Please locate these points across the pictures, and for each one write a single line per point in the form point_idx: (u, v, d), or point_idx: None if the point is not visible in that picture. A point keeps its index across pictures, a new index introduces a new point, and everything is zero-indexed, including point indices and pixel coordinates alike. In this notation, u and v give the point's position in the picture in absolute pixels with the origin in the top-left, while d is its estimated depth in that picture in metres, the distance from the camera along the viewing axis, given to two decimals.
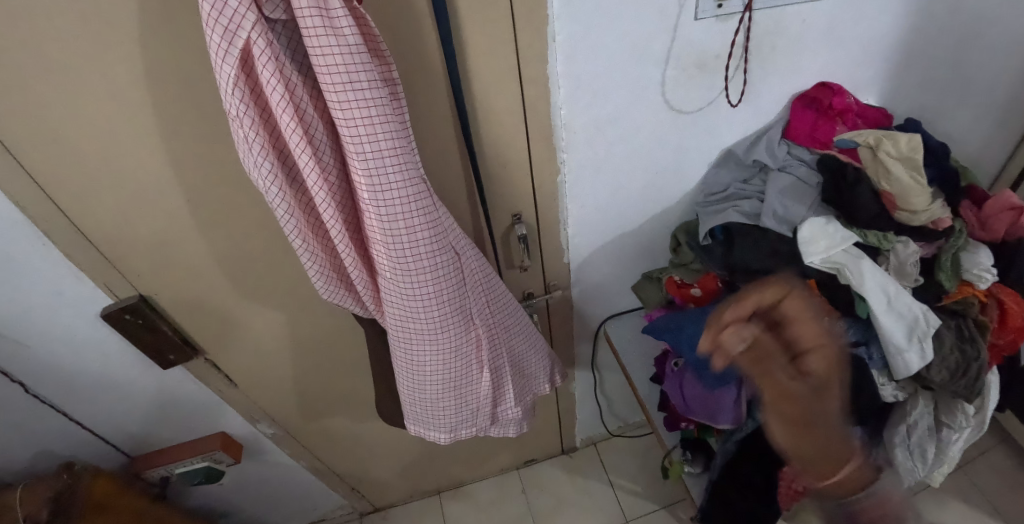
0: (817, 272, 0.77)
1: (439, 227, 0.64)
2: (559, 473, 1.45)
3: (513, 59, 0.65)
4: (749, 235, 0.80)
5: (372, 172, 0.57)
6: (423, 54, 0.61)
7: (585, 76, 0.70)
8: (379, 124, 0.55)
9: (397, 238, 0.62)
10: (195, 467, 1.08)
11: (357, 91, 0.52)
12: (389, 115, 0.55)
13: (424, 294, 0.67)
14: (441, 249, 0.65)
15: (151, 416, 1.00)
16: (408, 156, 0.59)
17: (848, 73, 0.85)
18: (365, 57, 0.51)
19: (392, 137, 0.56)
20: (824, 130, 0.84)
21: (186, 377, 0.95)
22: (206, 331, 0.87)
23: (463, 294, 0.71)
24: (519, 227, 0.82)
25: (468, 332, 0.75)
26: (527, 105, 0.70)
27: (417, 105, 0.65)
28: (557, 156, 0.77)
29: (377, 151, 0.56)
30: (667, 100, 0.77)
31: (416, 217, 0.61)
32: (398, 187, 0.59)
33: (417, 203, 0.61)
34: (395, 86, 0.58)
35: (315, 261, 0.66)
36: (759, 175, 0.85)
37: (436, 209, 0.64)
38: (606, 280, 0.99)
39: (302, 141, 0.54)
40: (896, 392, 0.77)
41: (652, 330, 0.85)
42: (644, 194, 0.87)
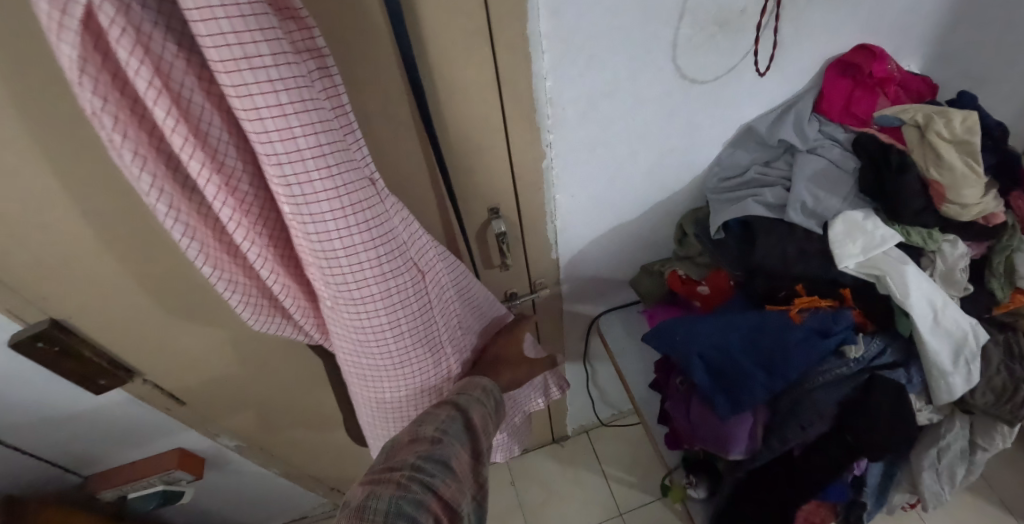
0: (852, 280, 0.64)
1: (394, 243, 0.50)
2: (551, 464, 1.37)
3: (480, 20, 0.49)
4: (773, 232, 0.66)
5: (292, 181, 0.42)
6: (361, 15, 0.45)
7: (576, 39, 0.55)
8: (296, 116, 0.40)
9: (335, 262, 0.48)
10: (151, 491, 0.98)
11: (262, 76, 0.37)
12: (309, 102, 0.41)
13: (377, 325, 0.54)
14: (395, 272, 0.52)
15: (95, 436, 0.89)
16: (341, 155, 0.44)
17: (895, 29, 0.70)
18: (266, 24, 0.36)
19: (315, 132, 0.42)
20: (862, 103, 0.70)
21: (126, 398, 0.83)
22: (139, 349, 0.75)
23: (430, 318, 0.58)
24: (496, 224, 0.68)
25: (436, 359, 0.62)
26: (501, 78, 0.54)
27: (359, 83, 0.51)
28: (542, 138, 0.62)
29: (296, 152, 0.41)
30: (678, 67, 0.62)
31: (359, 236, 0.47)
32: (330, 199, 0.44)
33: (357, 218, 0.47)
34: (322, 61, 0.43)
35: (235, 288, 0.52)
36: (785, 157, 0.71)
37: (388, 221, 0.50)
38: (600, 277, 0.86)
39: (188, 142, 0.39)
40: (934, 415, 0.67)
41: (651, 338, 0.73)
42: (647, 180, 0.73)
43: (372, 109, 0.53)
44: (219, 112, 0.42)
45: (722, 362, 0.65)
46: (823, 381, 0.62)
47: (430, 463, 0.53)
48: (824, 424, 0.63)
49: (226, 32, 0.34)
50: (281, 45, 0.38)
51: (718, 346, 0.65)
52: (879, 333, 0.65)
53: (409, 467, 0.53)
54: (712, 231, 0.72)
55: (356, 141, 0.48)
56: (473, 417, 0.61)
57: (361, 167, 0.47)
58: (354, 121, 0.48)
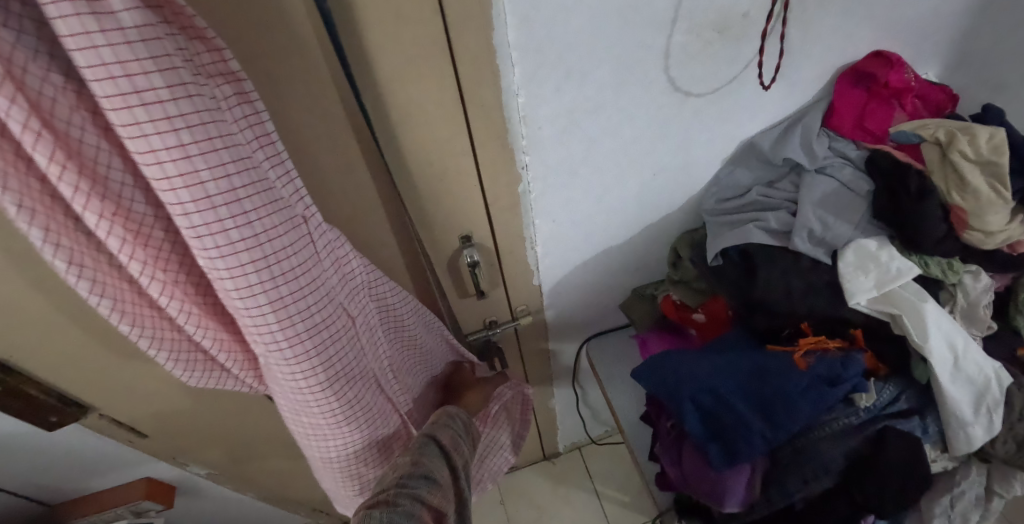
0: (863, 319, 0.58)
1: (323, 288, 0.46)
2: (542, 483, 1.30)
3: (438, 31, 0.42)
4: (778, 264, 0.60)
5: (204, 231, 0.36)
6: (290, 25, 0.39)
7: (552, 50, 0.48)
8: (204, 156, 0.34)
9: (262, 318, 0.42)
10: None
11: (165, 121, 0.32)
12: (219, 140, 0.35)
13: (315, 378, 0.48)
14: (327, 318, 0.47)
15: (52, 469, 0.83)
16: (263, 197, 0.39)
17: (915, 32, 0.62)
18: (160, 50, 0.30)
19: (227, 175, 0.36)
20: (876, 117, 0.63)
21: (82, 432, 0.78)
22: (87, 386, 0.69)
23: (365, 362, 0.54)
24: (468, 252, 0.61)
25: (377, 400, 0.59)
26: (467, 95, 0.48)
27: (299, 104, 0.44)
28: (517, 159, 0.55)
29: (205, 198, 0.35)
30: (672, 79, 0.55)
31: (285, 287, 0.42)
32: (249, 249, 0.38)
33: (283, 266, 0.41)
34: (240, 85, 0.38)
35: (159, 343, 0.48)
36: (790, 177, 0.64)
37: (317, 265, 0.45)
38: (588, 301, 0.79)
39: (81, 190, 0.34)
40: (950, 463, 0.60)
41: (640, 375, 0.67)
42: (637, 201, 0.66)
43: (315, 131, 0.46)
44: (121, 156, 0.36)
45: (717, 409, 0.59)
46: (830, 431, 0.56)
47: (414, 480, 0.54)
48: (829, 478, 0.56)
49: (108, 63, 0.29)
50: (183, 75, 0.32)
51: (712, 391, 0.59)
52: (893, 378, 0.58)
53: (394, 487, 0.53)
54: (709, 258, 0.66)
55: (285, 176, 0.42)
56: (444, 441, 0.63)
57: (290, 207, 0.42)
58: (284, 153, 0.42)
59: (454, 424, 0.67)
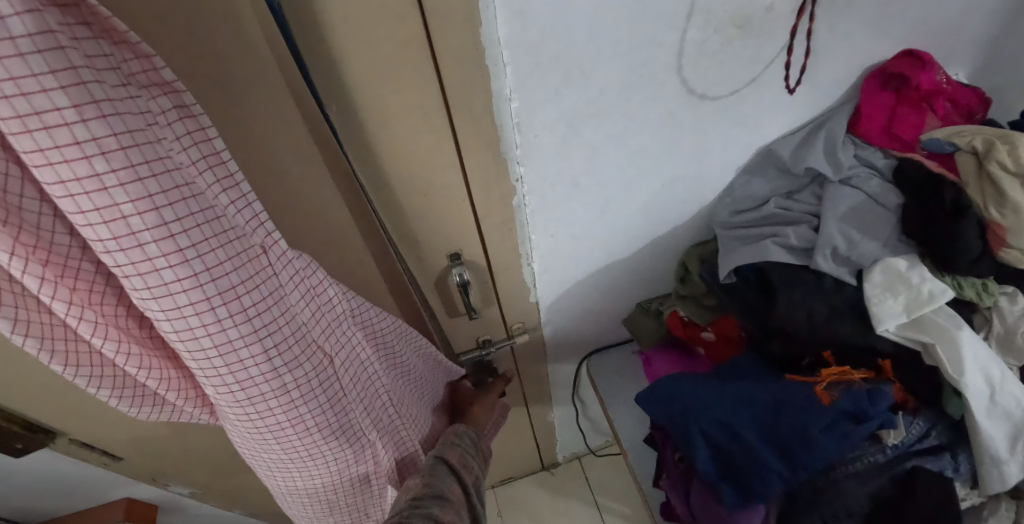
0: (892, 348, 0.53)
1: (289, 331, 0.40)
2: (540, 494, 1.25)
3: (416, 26, 0.36)
4: (798, 286, 0.54)
5: (131, 269, 0.32)
6: (242, 21, 0.33)
7: (550, 50, 0.41)
8: (123, 187, 0.29)
9: (208, 360, 0.38)
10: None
11: (72, 146, 0.27)
12: (145, 167, 0.30)
13: (275, 421, 0.44)
14: (294, 364, 0.41)
15: (23, 489, 0.79)
16: (207, 230, 0.33)
17: (951, 28, 0.57)
18: (61, 62, 0.26)
19: (155, 207, 0.31)
20: (906, 122, 0.57)
21: (54, 455, 0.73)
22: (53, 414, 0.63)
23: (347, 408, 0.48)
24: (459, 271, 0.56)
25: (365, 446, 0.52)
26: (452, 100, 0.42)
27: (258, 109, 0.38)
28: (510, 170, 0.49)
29: (130, 234, 0.31)
30: (685, 81, 0.49)
31: (235, 331, 0.37)
32: (188, 290, 0.34)
33: (232, 309, 0.36)
34: (179, 97, 0.34)
35: (100, 383, 0.43)
36: (812, 188, 0.58)
37: (281, 305, 0.39)
38: (589, 317, 0.74)
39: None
40: (980, 500, 0.55)
41: (644, 401, 0.62)
42: (645, 213, 0.61)
43: (278, 141, 0.41)
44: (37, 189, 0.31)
45: (730, 446, 0.54)
46: (854, 471, 0.51)
47: (427, 499, 0.53)
48: None
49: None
50: (95, 91, 0.27)
51: (725, 425, 0.54)
52: (923, 412, 0.53)
53: (404, 510, 0.52)
54: (721, 276, 0.60)
55: (241, 202, 0.37)
56: (452, 457, 0.60)
57: (243, 239, 0.36)
58: (238, 175, 0.37)
59: (463, 438, 0.63)
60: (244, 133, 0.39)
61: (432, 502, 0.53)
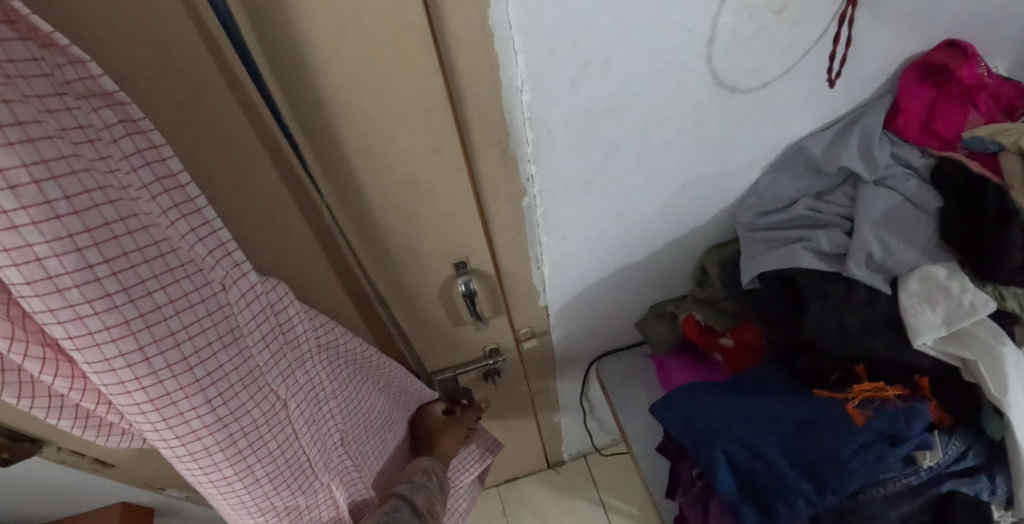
0: (930, 365, 0.49)
1: (237, 377, 0.37)
2: (544, 493, 1.21)
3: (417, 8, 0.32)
4: (830, 296, 0.50)
5: (49, 317, 0.28)
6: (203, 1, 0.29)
7: (568, 36, 0.37)
8: (36, 226, 0.26)
9: (141, 412, 0.34)
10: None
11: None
12: (65, 205, 0.26)
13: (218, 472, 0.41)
14: (241, 412, 0.39)
15: (11, 496, 0.76)
16: (141, 270, 0.31)
17: (1000, 16, 0.52)
18: None
19: (77, 248, 0.27)
20: (946, 119, 0.53)
21: (40, 464, 0.69)
22: (34, 423, 0.59)
23: (300, 452, 0.45)
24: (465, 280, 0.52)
25: (316, 490, 0.50)
26: (457, 92, 0.38)
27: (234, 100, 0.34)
28: (521, 169, 0.45)
29: (47, 278, 0.27)
30: (715, 71, 0.44)
31: (176, 382, 0.34)
32: (117, 339, 0.30)
33: (172, 359, 0.33)
34: (125, 109, 0.31)
35: (59, 413, 0.40)
36: (845, 188, 0.54)
37: (231, 349, 0.37)
38: (599, 320, 0.70)
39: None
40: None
41: (659, 413, 0.58)
42: (664, 213, 0.56)
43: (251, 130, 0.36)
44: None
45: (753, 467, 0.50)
46: (884, 493, 0.48)
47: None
48: None
49: None
50: (5, 112, 0.24)
51: (747, 444, 0.51)
52: (959, 431, 0.50)
53: None
54: (744, 282, 0.56)
55: (201, 230, 0.35)
56: (419, 502, 0.55)
57: (193, 277, 0.34)
58: (200, 199, 0.34)
59: (431, 480, 0.59)
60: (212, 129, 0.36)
61: None
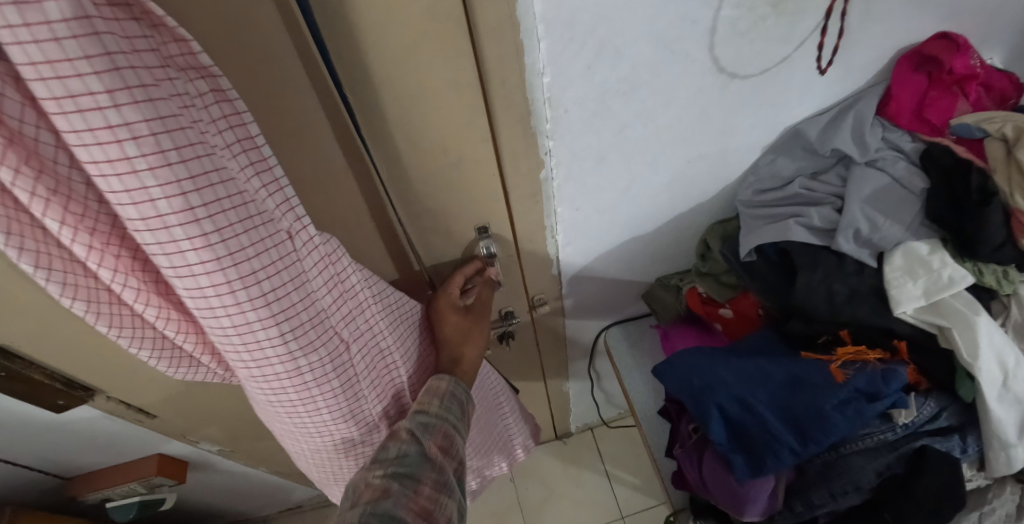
0: (909, 331, 0.53)
1: (304, 314, 0.43)
2: (551, 462, 1.28)
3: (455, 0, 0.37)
4: (819, 267, 0.55)
5: (157, 249, 0.34)
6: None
7: (584, 26, 0.42)
8: (153, 171, 0.31)
9: (224, 334, 0.41)
10: (129, 500, 0.92)
11: (108, 134, 0.29)
12: (174, 153, 0.31)
13: (284, 395, 0.48)
14: (307, 348, 0.44)
15: (61, 446, 0.80)
16: (232, 216, 0.36)
17: (988, 13, 0.56)
18: (96, 48, 0.27)
19: (183, 192, 0.32)
20: (937, 107, 0.57)
21: (92, 413, 0.73)
22: (96, 373, 0.62)
23: (353, 388, 0.52)
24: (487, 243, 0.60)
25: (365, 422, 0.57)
26: (486, 73, 0.43)
27: (279, 62, 0.38)
28: (539, 145, 0.50)
29: (157, 216, 0.33)
30: (717, 59, 0.49)
31: (255, 315, 0.39)
32: (209, 273, 0.36)
33: (253, 295, 0.39)
34: (216, 81, 0.35)
35: (141, 342, 0.46)
36: (838, 169, 0.59)
37: (301, 291, 0.42)
38: (607, 290, 0.76)
39: (41, 197, 0.31)
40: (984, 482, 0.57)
41: (662, 375, 0.62)
42: (669, 188, 0.61)
43: (296, 91, 0.40)
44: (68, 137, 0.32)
45: (743, 419, 0.55)
46: (863, 447, 0.53)
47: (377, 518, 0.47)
48: (859, 495, 0.54)
49: (36, 61, 0.26)
50: (129, 77, 0.28)
51: (740, 399, 0.55)
52: (934, 393, 0.54)
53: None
54: (742, 254, 0.61)
55: (273, 186, 0.40)
56: (430, 445, 0.55)
57: (269, 224, 0.39)
58: (272, 159, 0.39)
59: (451, 412, 0.58)
60: (257, 84, 0.39)
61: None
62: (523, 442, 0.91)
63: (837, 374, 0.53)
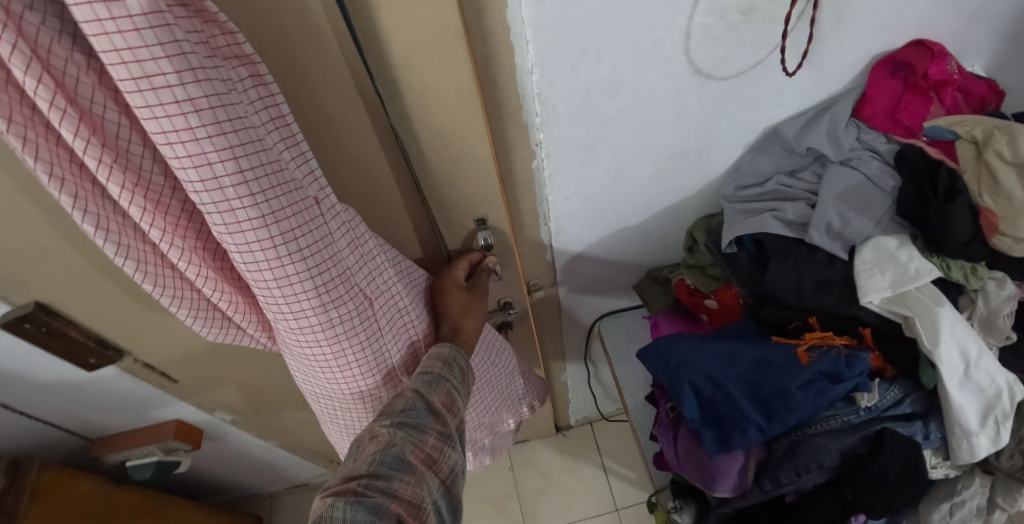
0: (874, 319, 0.57)
1: (333, 269, 0.49)
2: (551, 452, 1.36)
3: (453, 13, 0.42)
4: (789, 257, 0.59)
5: (212, 207, 0.40)
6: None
7: (568, 30, 0.47)
8: (211, 139, 0.37)
9: (266, 287, 0.47)
10: (147, 460, 0.98)
11: (176, 106, 0.35)
12: (227, 124, 0.38)
13: (315, 346, 0.54)
14: (337, 301, 0.51)
15: (92, 408, 0.87)
16: (273, 180, 0.42)
17: (961, 23, 0.59)
18: (168, 36, 0.33)
19: (234, 156, 0.39)
20: (912, 110, 0.60)
21: (120, 375, 0.80)
22: (128, 333, 0.69)
23: (374, 343, 0.58)
24: (485, 234, 0.65)
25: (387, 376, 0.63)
26: (481, 71, 0.49)
27: (295, 42, 0.43)
28: (530, 136, 0.56)
29: (213, 178, 0.39)
30: (693, 62, 0.53)
31: (293, 268, 0.46)
32: (256, 229, 0.42)
33: (292, 250, 0.45)
34: (255, 68, 0.41)
35: (180, 303, 0.53)
36: (814, 167, 0.62)
37: (330, 248, 0.48)
38: (600, 278, 0.81)
39: (106, 163, 0.38)
40: (951, 470, 0.59)
41: (646, 357, 0.66)
42: (654, 181, 0.66)
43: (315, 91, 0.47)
44: (127, 115, 0.39)
45: (714, 396, 0.59)
46: (827, 428, 0.56)
47: (386, 464, 0.50)
48: (823, 474, 0.57)
49: (119, 48, 0.32)
50: (191, 59, 0.35)
51: (712, 378, 0.59)
52: (899, 380, 0.57)
53: (365, 474, 0.49)
54: (723, 245, 0.65)
55: (300, 158, 0.46)
56: (435, 399, 0.57)
57: (300, 189, 0.45)
58: (299, 136, 0.45)
59: (452, 373, 0.60)
60: (278, 65, 0.44)
61: (389, 471, 0.50)
62: (531, 400, 0.93)
63: (800, 356, 0.56)
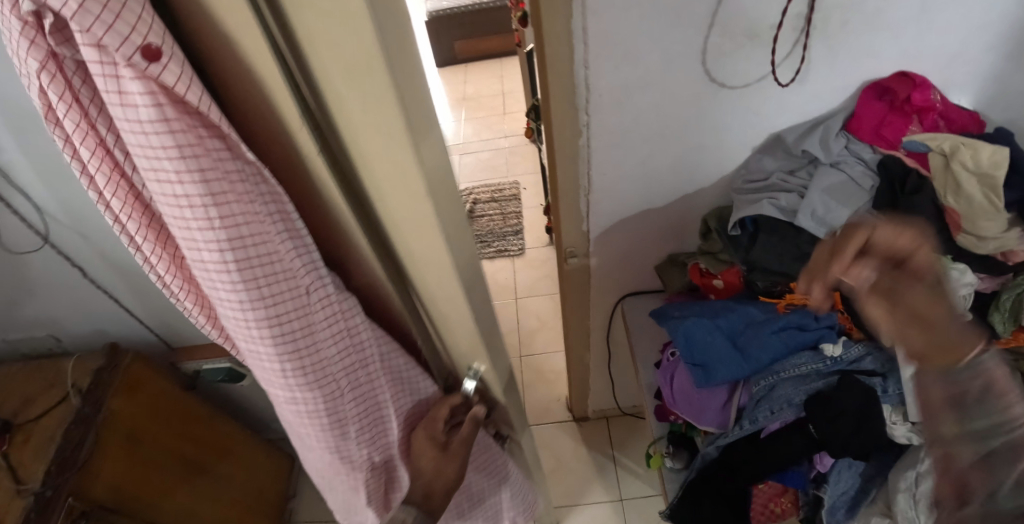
0: (845, 286, 0.69)
1: (302, 353, 0.51)
2: (566, 439, 1.48)
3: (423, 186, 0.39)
4: (780, 232, 0.73)
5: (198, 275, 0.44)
6: (293, 128, 0.38)
7: (613, 39, 0.65)
8: (198, 227, 0.40)
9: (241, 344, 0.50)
10: (220, 365, 1.16)
11: (169, 191, 0.38)
12: (218, 218, 0.40)
13: (283, 399, 0.57)
14: (301, 379, 0.53)
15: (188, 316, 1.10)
16: (258, 271, 0.44)
17: (942, 63, 0.72)
18: (170, 139, 0.36)
19: (218, 246, 0.41)
20: (894, 127, 0.72)
21: None
22: None
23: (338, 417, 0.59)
24: (471, 384, 0.66)
25: (353, 460, 0.66)
26: (545, 62, 0.67)
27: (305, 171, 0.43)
28: (578, 118, 0.73)
29: (198, 254, 0.42)
30: (708, 71, 0.69)
31: (265, 351, 0.50)
32: (230, 304, 0.45)
33: (262, 330, 0.47)
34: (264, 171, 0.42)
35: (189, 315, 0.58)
36: (808, 168, 0.76)
37: (305, 334, 0.50)
38: (627, 256, 0.96)
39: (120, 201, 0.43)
40: (912, 437, 0.66)
41: (657, 315, 0.81)
42: (674, 169, 0.81)
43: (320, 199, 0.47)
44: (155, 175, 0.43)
45: (709, 338, 0.72)
46: (799, 374, 0.68)
47: None
48: (793, 412, 0.68)
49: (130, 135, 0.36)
50: (190, 159, 0.37)
51: (708, 322, 0.72)
52: (863, 340, 0.70)
53: None
54: (729, 227, 0.79)
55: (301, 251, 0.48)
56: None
57: (293, 280, 0.47)
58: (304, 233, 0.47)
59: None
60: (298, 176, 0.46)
61: None
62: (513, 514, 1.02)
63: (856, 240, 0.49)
